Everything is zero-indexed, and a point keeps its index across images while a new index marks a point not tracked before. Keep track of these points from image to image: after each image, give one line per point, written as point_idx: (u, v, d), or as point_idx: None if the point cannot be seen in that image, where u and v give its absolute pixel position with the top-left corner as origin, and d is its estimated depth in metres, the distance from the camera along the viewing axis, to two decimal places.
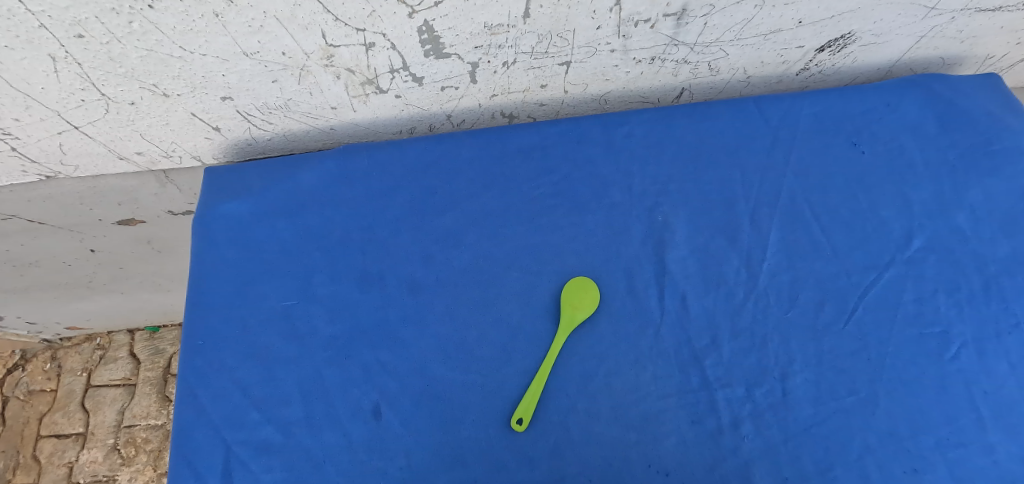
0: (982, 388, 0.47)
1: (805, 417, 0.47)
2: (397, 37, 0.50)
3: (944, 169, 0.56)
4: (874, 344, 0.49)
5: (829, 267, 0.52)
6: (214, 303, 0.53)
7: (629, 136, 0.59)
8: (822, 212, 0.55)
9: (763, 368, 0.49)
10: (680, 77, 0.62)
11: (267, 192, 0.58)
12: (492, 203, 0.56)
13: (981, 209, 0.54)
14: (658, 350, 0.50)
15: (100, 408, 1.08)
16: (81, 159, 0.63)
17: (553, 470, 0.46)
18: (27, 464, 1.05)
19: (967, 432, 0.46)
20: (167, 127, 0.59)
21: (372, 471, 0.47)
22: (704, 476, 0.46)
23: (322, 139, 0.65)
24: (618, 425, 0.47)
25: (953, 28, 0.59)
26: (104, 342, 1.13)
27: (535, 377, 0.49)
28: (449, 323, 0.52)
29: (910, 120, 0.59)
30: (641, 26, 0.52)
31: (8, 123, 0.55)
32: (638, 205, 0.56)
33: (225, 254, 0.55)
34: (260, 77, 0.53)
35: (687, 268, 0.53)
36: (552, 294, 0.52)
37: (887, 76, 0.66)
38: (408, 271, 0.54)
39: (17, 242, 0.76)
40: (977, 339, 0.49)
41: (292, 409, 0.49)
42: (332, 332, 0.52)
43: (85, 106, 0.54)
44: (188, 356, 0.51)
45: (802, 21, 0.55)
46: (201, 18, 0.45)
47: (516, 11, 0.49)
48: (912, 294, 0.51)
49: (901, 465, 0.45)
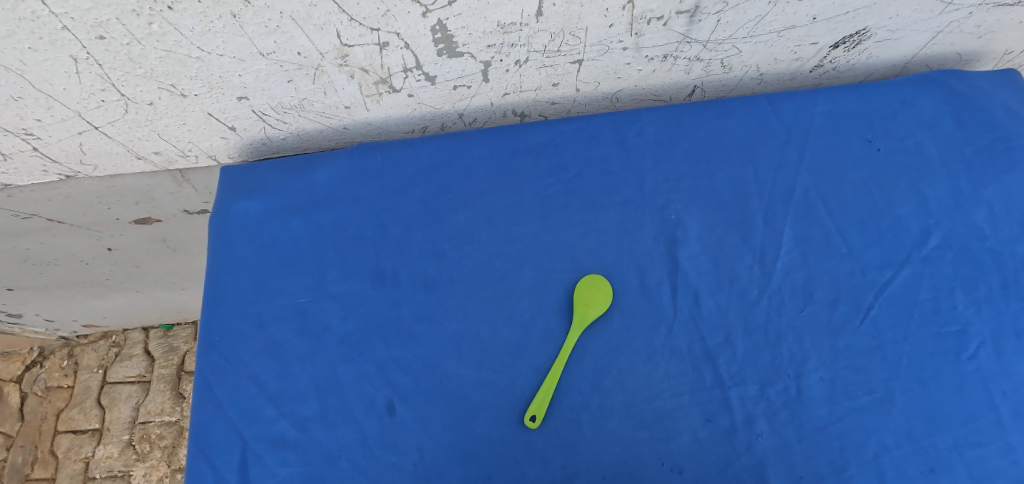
0: (1001, 388, 0.47)
1: (819, 416, 0.47)
2: (410, 36, 0.50)
3: (962, 167, 0.56)
4: (890, 343, 0.49)
5: (844, 265, 0.52)
6: (230, 300, 0.54)
7: (641, 134, 0.59)
8: (836, 210, 0.54)
9: (777, 366, 0.48)
10: (693, 74, 0.62)
11: (282, 191, 0.59)
12: (504, 201, 0.57)
13: (1000, 207, 0.54)
14: (671, 348, 0.50)
15: (116, 405, 1.09)
16: (99, 159, 0.64)
17: (566, 467, 0.46)
18: (44, 459, 1.06)
19: (985, 433, 0.45)
20: (184, 127, 0.60)
21: (386, 467, 0.47)
22: (717, 474, 0.45)
23: (336, 139, 0.66)
24: (630, 423, 0.48)
25: (971, 23, 0.59)
26: (120, 340, 1.15)
27: (548, 374, 0.49)
28: (462, 320, 0.52)
29: (926, 117, 0.58)
30: (653, 23, 0.52)
31: (30, 123, 0.56)
32: (650, 203, 0.56)
33: (241, 252, 0.56)
34: (275, 77, 0.53)
35: (699, 265, 0.53)
36: (564, 292, 0.53)
37: (902, 73, 0.66)
38: (421, 268, 0.54)
39: (37, 241, 0.78)
40: (996, 338, 0.48)
41: (308, 405, 0.49)
42: (346, 329, 0.52)
43: (105, 106, 0.55)
44: (205, 352, 0.52)
45: (816, 17, 0.54)
46: (220, 19, 0.45)
47: (529, 9, 0.49)
48: (929, 292, 0.51)
49: (918, 465, 0.45)
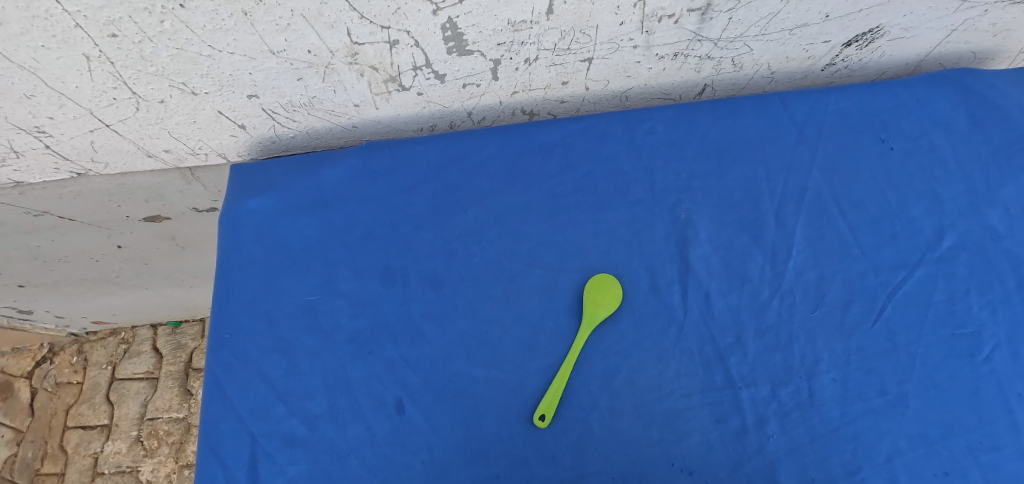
0: (1017, 391, 0.46)
1: (831, 417, 0.46)
2: (421, 35, 0.50)
3: (976, 167, 0.55)
4: (903, 344, 0.48)
5: (856, 266, 0.52)
6: (239, 297, 0.54)
7: (650, 133, 0.58)
8: (849, 210, 0.54)
9: (789, 368, 0.48)
10: (703, 73, 0.61)
11: (292, 189, 0.58)
12: (513, 200, 0.56)
13: (1016, 207, 0.53)
14: (681, 348, 0.49)
15: (124, 401, 1.10)
16: (110, 157, 0.64)
17: (575, 467, 0.46)
18: (54, 454, 1.07)
19: (1000, 437, 0.45)
20: (194, 125, 0.60)
21: (394, 465, 0.47)
22: (728, 476, 0.45)
23: (345, 138, 0.65)
24: (641, 423, 0.47)
25: (986, 21, 0.58)
26: (128, 337, 1.16)
27: (558, 373, 0.49)
28: (471, 318, 0.52)
29: (941, 116, 0.57)
30: (664, 21, 0.52)
31: (43, 121, 0.56)
32: (661, 201, 0.55)
33: (251, 251, 0.56)
34: (286, 75, 0.53)
35: (711, 265, 0.52)
36: (574, 291, 0.52)
37: (915, 72, 0.65)
38: (430, 267, 0.54)
39: (48, 238, 0.78)
40: (1011, 340, 0.48)
41: (317, 403, 0.50)
42: (355, 327, 0.52)
43: (117, 104, 0.55)
44: (215, 350, 0.52)
45: (829, 15, 0.54)
46: (230, 17, 0.45)
47: (540, 7, 0.49)
48: (944, 293, 0.50)
49: (932, 468, 0.44)
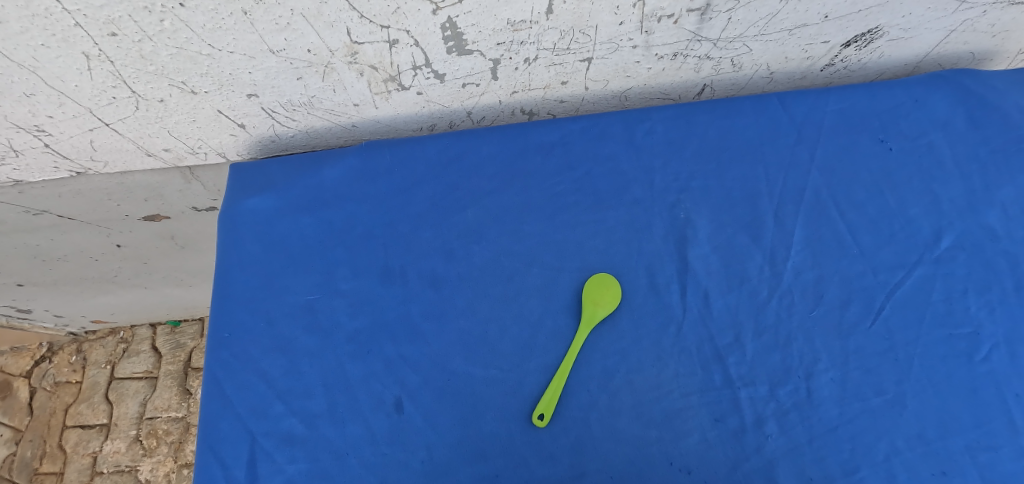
0: (1014, 391, 0.46)
1: (830, 417, 0.46)
2: (421, 34, 0.50)
3: (975, 167, 0.55)
4: (901, 344, 0.48)
5: (855, 266, 0.52)
6: (238, 296, 0.54)
7: (650, 133, 0.58)
8: (848, 210, 0.54)
9: (787, 367, 0.48)
10: (702, 73, 0.61)
11: (291, 189, 0.58)
12: (512, 200, 0.57)
13: (1014, 207, 0.53)
14: (680, 348, 0.50)
15: (123, 400, 1.10)
16: (110, 156, 0.64)
17: (574, 466, 0.46)
18: (53, 453, 1.07)
19: (998, 436, 0.45)
20: (194, 124, 0.60)
21: (393, 464, 0.47)
22: (727, 475, 0.45)
23: (344, 137, 0.66)
24: (640, 422, 0.47)
25: (985, 22, 0.58)
26: (127, 336, 1.16)
27: (557, 373, 0.49)
28: (470, 318, 0.52)
29: (940, 117, 0.57)
30: (664, 21, 0.52)
31: (43, 120, 0.56)
32: (660, 201, 0.56)
33: (250, 250, 0.56)
34: (285, 75, 0.53)
35: (709, 265, 0.53)
36: (573, 290, 0.52)
37: (913, 72, 0.65)
38: (430, 266, 0.54)
39: (47, 237, 0.78)
40: (1009, 340, 0.48)
41: (316, 402, 0.50)
42: (355, 326, 0.52)
43: (116, 103, 0.55)
44: (215, 349, 0.52)
45: (828, 15, 0.54)
46: (230, 16, 0.45)
47: (540, 7, 0.49)
48: (942, 294, 0.50)
49: (930, 467, 0.44)
